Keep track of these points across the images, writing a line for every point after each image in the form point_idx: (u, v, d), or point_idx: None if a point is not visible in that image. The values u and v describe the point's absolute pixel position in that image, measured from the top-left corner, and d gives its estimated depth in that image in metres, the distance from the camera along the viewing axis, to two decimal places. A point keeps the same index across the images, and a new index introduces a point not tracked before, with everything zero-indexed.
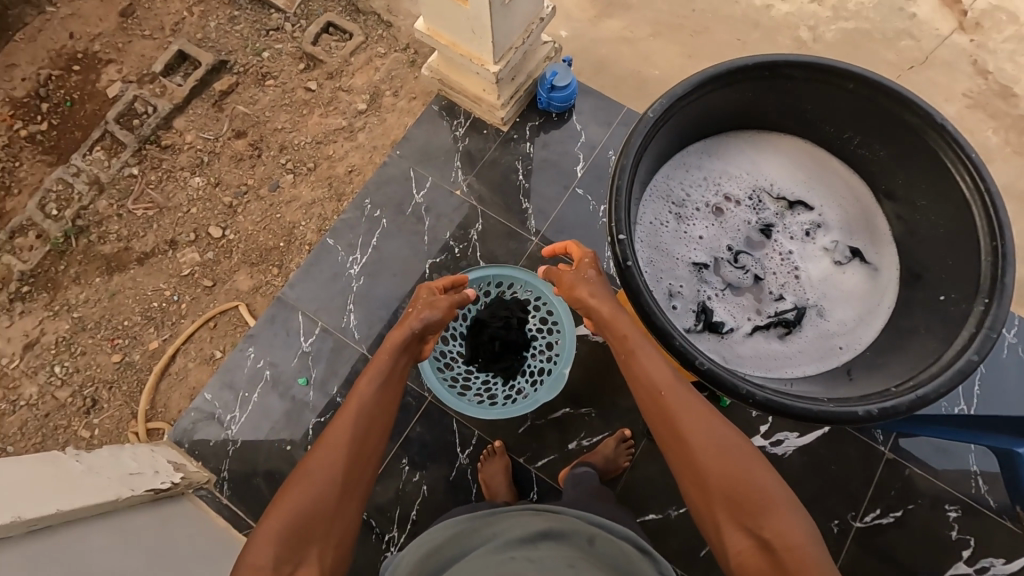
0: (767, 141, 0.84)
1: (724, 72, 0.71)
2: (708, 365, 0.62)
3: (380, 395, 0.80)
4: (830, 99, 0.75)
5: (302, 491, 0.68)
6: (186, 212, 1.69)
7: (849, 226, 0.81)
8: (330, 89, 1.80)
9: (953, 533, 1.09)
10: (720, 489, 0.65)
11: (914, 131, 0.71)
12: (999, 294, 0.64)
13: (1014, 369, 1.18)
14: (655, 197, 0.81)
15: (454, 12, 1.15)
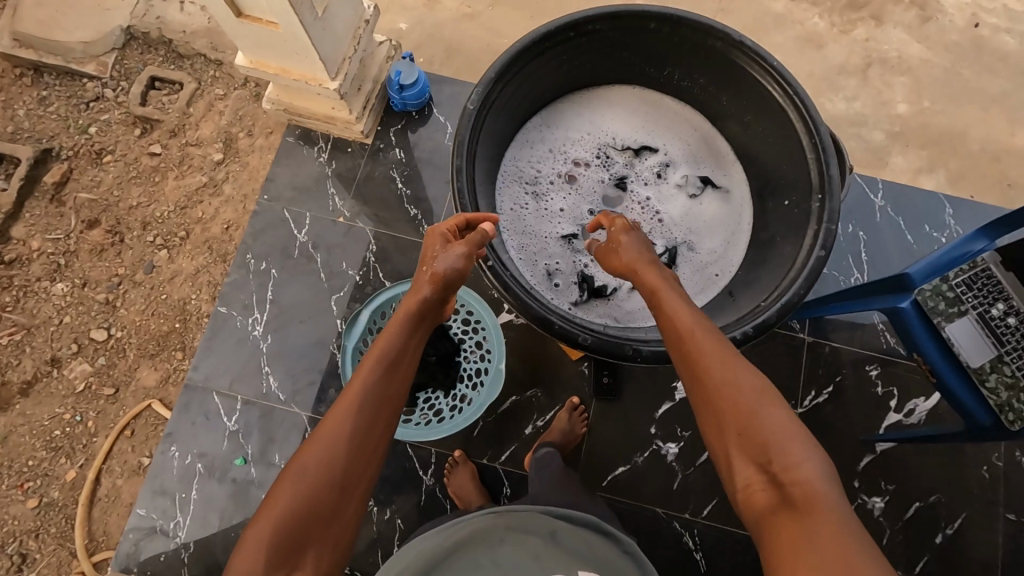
0: (601, 102, 0.97)
1: (530, 44, 0.77)
2: (589, 339, 0.74)
3: (389, 377, 0.63)
4: (642, 42, 0.85)
5: (295, 487, 0.56)
6: (59, 324, 1.53)
7: (690, 157, 0.95)
8: (178, 147, 1.65)
9: (878, 389, 1.20)
10: (732, 422, 0.57)
11: (722, 53, 0.81)
12: (829, 190, 0.74)
13: (888, 229, 1.30)
14: (514, 183, 0.94)
15: (269, 39, 1.06)
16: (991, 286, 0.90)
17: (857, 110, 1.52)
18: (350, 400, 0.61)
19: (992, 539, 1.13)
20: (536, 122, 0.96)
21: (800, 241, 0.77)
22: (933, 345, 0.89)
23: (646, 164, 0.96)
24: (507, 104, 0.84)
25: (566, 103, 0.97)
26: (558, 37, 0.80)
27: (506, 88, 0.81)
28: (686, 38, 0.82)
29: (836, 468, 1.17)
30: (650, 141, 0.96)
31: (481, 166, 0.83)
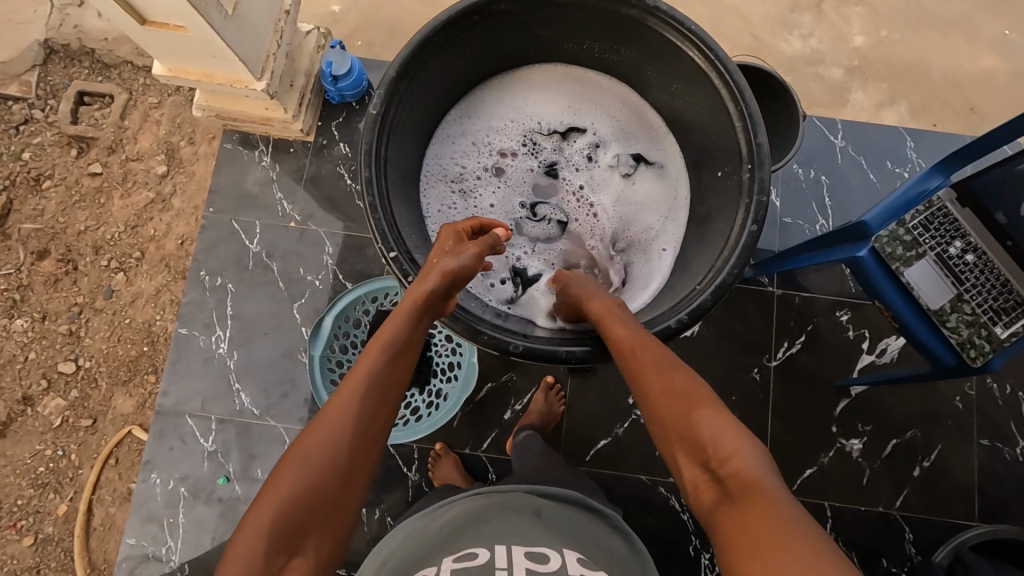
0: (523, 87, 0.96)
1: (430, 34, 0.75)
2: (521, 346, 0.73)
3: (390, 368, 0.62)
4: (555, 17, 0.83)
5: (296, 471, 0.54)
6: (25, 362, 1.48)
7: (619, 133, 0.95)
8: (119, 164, 1.53)
9: (850, 333, 1.20)
10: (672, 425, 0.59)
11: (637, 19, 0.79)
12: (758, 158, 0.74)
13: (851, 170, 1.27)
14: (439, 180, 0.93)
15: (182, 44, 1.00)
16: (947, 224, 0.89)
17: (814, 48, 1.43)
18: (356, 388, 0.59)
19: (966, 466, 1.16)
20: (456, 115, 0.94)
21: (733, 218, 0.77)
22: (891, 290, 0.89)
23: (576, 146, 0.95)
24: (419, 98, 0.82)
25: (485, 91, 0.95)
26: (462, 22, 0.78)
27: (414, 83, 0.79)
28: (598, 8, 0.80)
29: (814, 415, 1.17)
30: (577, 122, 0.95)
31: (394, 162, 0.80)
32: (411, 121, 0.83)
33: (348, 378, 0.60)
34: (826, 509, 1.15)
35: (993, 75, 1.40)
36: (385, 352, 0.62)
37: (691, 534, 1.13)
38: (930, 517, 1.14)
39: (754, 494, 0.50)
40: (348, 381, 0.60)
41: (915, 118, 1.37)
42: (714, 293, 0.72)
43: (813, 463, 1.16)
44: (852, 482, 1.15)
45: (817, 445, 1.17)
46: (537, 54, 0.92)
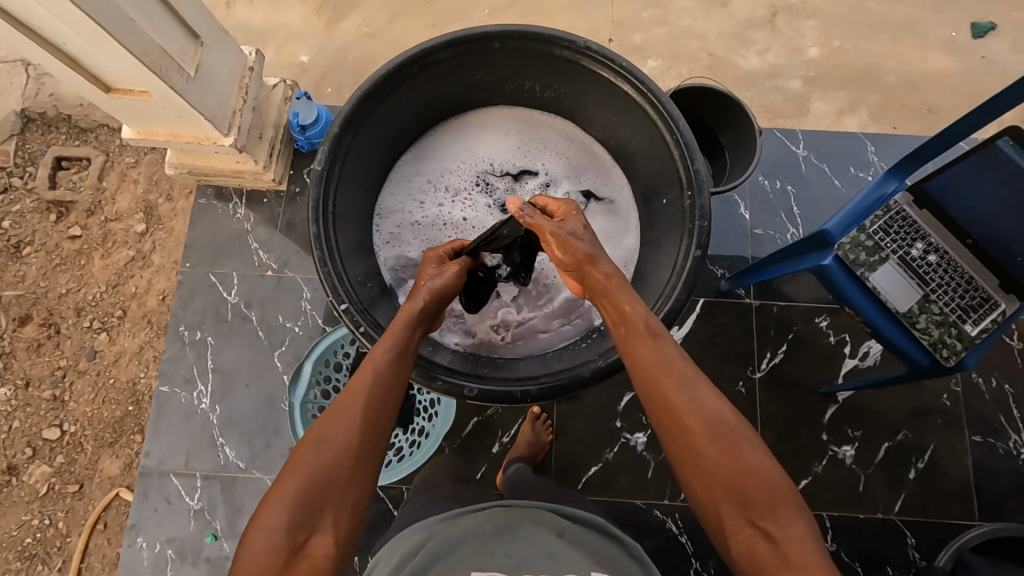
0: (473, 131, 0.99)
1: (370, 88, 0.79)
2: (475, 389, 0.76)
3: (398, 365, 0.69)
4: (492, 63, 0.87)
5: (317, 449, 0.60)
6: (9, 430, 1.43)
7: (570, 171, 0.98)
8: (99, 225, 1.51)
9: (831, 338, 1.20)
10: (721, 478, 0.58)
11: (569, 60, 0.84)
12: (697, 186, 0.78)
13: (815, 177, 1.30)
14: (393, 222, 0.96)
15: (147, 108, 1.02)
16: (907, 226, 0.91)
17: (770, 63, 1.46)
18: (365, 382, 0.66)
19: (961, 464, 1.14)
20: (410, 158, 0.98)
21: (678, 244, 0.80)
22: (856, 294, 0.89)
23: (528, 187, 0.97)
24: (365, 149, 0.86)
25: (438, 135, 0.99)
26: (402, 75, 0.81)
27: (359, 137, 0.83)
28: (533, 51, 0.84)
29: (802, 423, 1.17)
30: (529, 162, 0.98)
31: (344, 214, 0.84)
32: (360, 173, 0.87)
33: (360, 371, 0.68)
34: (825, 520, 1.13)
35: (944, 76, 1.43)
36: (393, 348, 0.70)
37: (690, 557, 1.11)
38: (930, 520, 1.12)
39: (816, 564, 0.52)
40: (361, 374, 0.67)
41: (873, 123, 1.41)
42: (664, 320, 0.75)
43: (807, 474, 1.14)
44: (849, 489, 1.14)
45: (809, 455, 1.15)
46: (483, 98, 0.96)
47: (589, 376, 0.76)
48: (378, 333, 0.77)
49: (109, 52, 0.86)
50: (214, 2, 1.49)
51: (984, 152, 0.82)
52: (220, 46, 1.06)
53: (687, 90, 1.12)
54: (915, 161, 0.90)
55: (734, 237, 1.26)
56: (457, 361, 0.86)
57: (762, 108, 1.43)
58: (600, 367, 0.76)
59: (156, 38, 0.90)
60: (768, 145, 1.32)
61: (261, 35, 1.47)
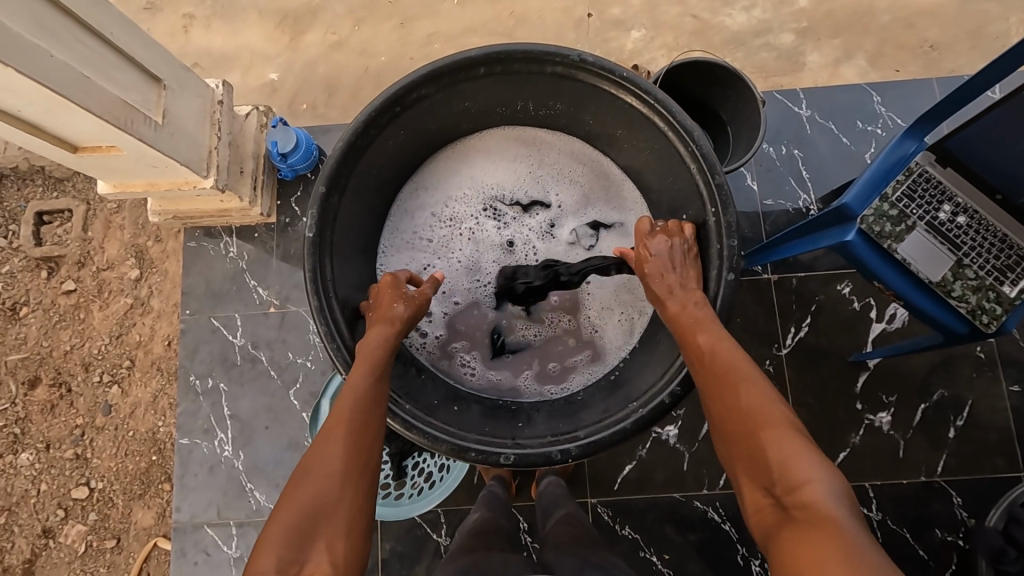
0: (478, 160, 0.96)
1: (353, 139, 0.78)
2: (512, 455, 0.74)
3: (374, 381, 0.71)
4: (482, 87, 0.84)
5: (305, 479, 0.62)
6: (38, 494, 1.35)
7: (581, 201, 0.96)
8: (92, 276, 1.40)
9: (856, 305, 1.15)
10: (739, 447, 0.62)
11: (562, 75, 0.81)
12: (720, 201, 0.76)
13: (822, 137, 1.23)
14: (398, 252, 0.95)
15: (120, 162, 0.97)
16: (931, 188, 0.90)
17: (758, 19, 1.37)
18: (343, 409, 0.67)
19: (1000, 415, 1.12)
20: (416, 184, 0.96)
21: (706, 264, 0.79)
22: (889, 272, 0.89)
23: (538, 218, 0.96)
24: (357, 203, 0.85)
25: (442, 164, 0.96)
26: (384, 116, 0.79)
27: (347, 193, 0.82)
28: (522, 71, 0.81)
29: (834, 395, 1.14)
30: (539, 193, 0.96)
31: (344, 273, 0.83)
32: (353, 226, 0.86)
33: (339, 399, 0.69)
34: (868, 490, 1.11)
35: (944, 8, 1.35)
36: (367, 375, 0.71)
37: (736, 543, 1.09)
38: (974, 477, 1.10)
39: (822, 523, 0.51)
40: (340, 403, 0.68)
41: (875, 68, 1.33)
42: None
43: (845, 446, 1.12)
44: (889, 456, 1.12)
45: (845, 427, 1.13)
46: (471, 125, 0.93)
47: (628, 428, 0.74)
48: (398, 406, 0.77)
49: (68, 114, 0.81)
50: (171, 29, 1.42)
51: (1011, 103, 0.80)
52: (183, 86, 1.00)
53: (683, 65, 1.06)
54: (933, 119, 0.87)
55: (745, 212, 1.20)
56: (487, 421, 0.83)
57: (756, 68, 1.35)
58: (640, 417, 0.75)
59: (114, 90, 0.85)
60: (768, 110, 1.25)
61: (225, 58, 1.40)
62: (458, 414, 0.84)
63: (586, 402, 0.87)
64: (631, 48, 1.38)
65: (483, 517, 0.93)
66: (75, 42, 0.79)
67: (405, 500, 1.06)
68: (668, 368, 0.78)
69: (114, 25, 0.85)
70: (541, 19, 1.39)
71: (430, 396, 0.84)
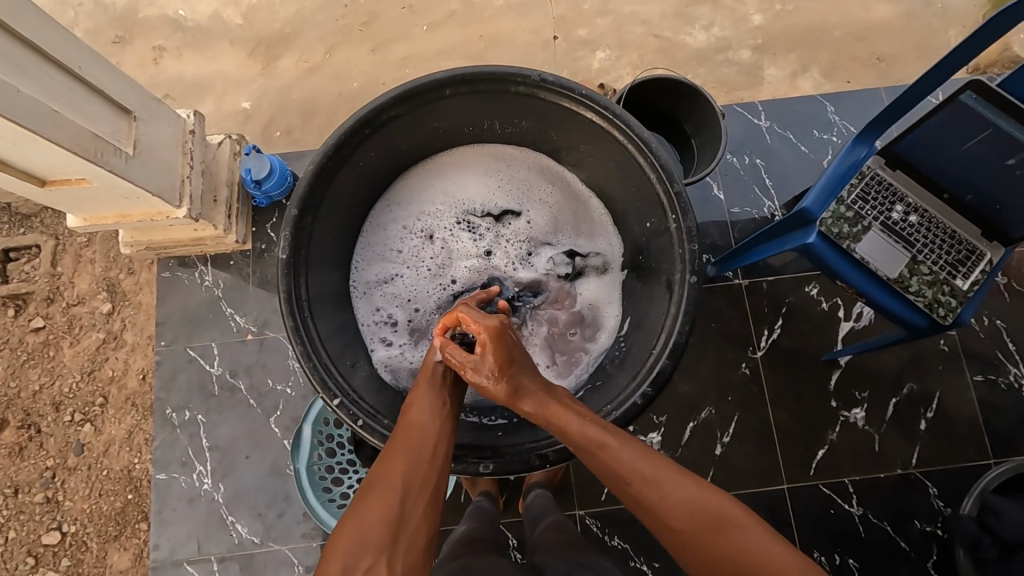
0: (453, 172, 0.98)
1: (323, 162, 0.79)
2: (492, 465, 0.76)
3: (439, 399, 0.72)
4: (448, 108, 0.86)
5: (368, 491, 0.62)
6: (6, 543, 1.30)
7: (552, 212, 0.98)
8: (62, 311, 1.37)
9: (825, 305, 1.19)
10: (716, 559, 0.59)
11: (523, 94, 0.84)
12: (681, 208, 0.78)
13: (783, 147, 1.29)
14: (371, 262, 0.96)
15: (90, 194, 0.96)
16: (883, 190, 0.95)
17: (717, 37, 1.44)
18: (410, 428, 0.68)
19: (967, 405, 1.16)
20: (393, 196, 0.97)
21: (673, 270, 0.81)
22: (850, 270, 0.93)
23: (511, 227, 0.98)
24: (330, 223, 0.86)
25: (419, 176, 0.98)
26: (354, 138, 0.81)
27: (321, 215, 0.83)
28: (486, 91, 0.84)
29: (809, 394, 1.17)
30: (512, 204, 0.98)
31: (319, 294, 0.84)
32: (328, 247, 0.87)
33: (406, 417, 0.70)
34: (848, 486, 1.13)
35: (888, 23, 1.43)
36: (433, 390, 0.73)
37: None
38: (948, 467, 1.14)
39: None
40: (408, 419, 0.69)
41: (828, 80, 1.40)
42: (670, 356, 0.76)
43: (823, 444, 1.15)
44: (865, 450, 1.15)
45: (822, 424, 1.15)
46: (443, 144, 0.95)
47: None
48: (377, 422, 0.76)
49: (36, 147, 0.81)
50: (141, 62, 1.42)
51: (949, 109, 0.84)
52: (155, 117, 1.00)
53: (646, 81, 1.10)
54: (881, 125, 0.92)
55: (713, 220, 1.24)
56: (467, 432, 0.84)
57: (717, 83, 1.41)
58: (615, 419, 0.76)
59: (84, 123, 0.85)
60: (730, 122, 1.30)
61: (197, 89, 1.41)
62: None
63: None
64: (598, 67, 1.43)
65: (470, 532, 0.92)
66: (44, 77, 0.79)
67: None
68: (639, 372, 0.80)
69: (83, 59, 0.85)
70: (509, 43, 1.44)
71: None
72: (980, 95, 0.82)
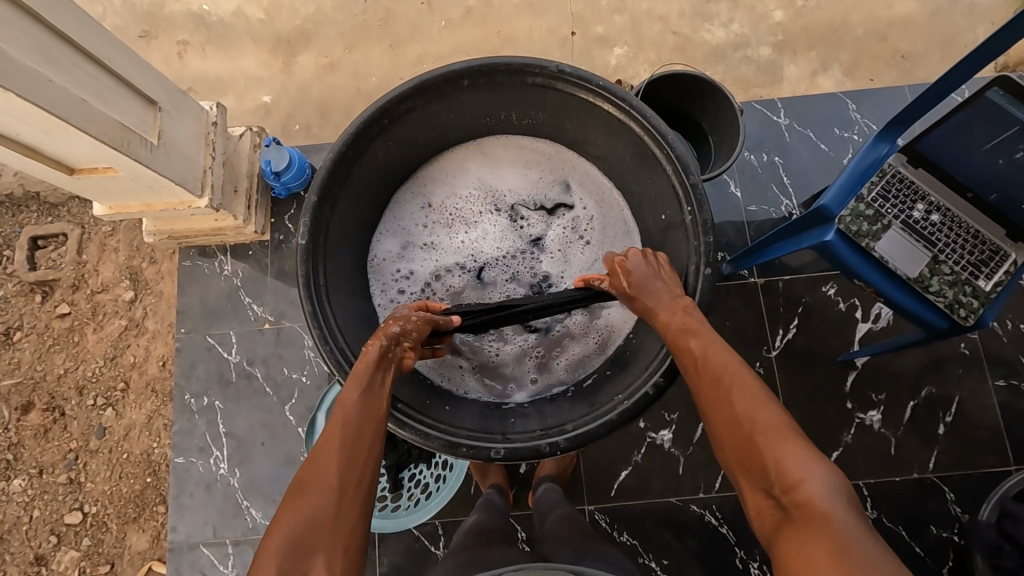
0: (516, 152, 0.99)
1: (341, 152, 0.80)
2: (501, 450, 0.75)
3: (370, 394, 0.71)
4: (468, 98, 0.86)
5: (300, 495, 0.60)
6: (30, 522, 1.34)
7: (599, 215, 0.98)
8: (87, 299, 1.41)
9: (841, 305, 1.18)
10: (736, 449, 0.62)
11: (541, 85, 0.84)
12: (697, 201, 0.78)
13: (801, 145, 1.27)
14: (414, 216, 0.99)
15: (115, 182, 0.98)
16: (905, 188, 0.94)
17: (736, 34, 1.42)
18: (339, 423, 0.67)
19: (988, 411, 1.14)
20: (457, 160, 0.99)
21: (687, 262, 0.81)
22: (870, 269, 0.91)
23: (561, 221, 0.99)
24: (347, 213, 0.87)
25: (490, 150, 0.99)
26: (372, 129, 0.82)
27: (339, 203, 0.84)
28: (505, 84, 0.84)
29: (825, 395, 1.15)
30: (565, 197, 0.99)
31: (336, 282, 0.85)
32: (346, 237, 0.88)
33: (334, 413, 0.69)
34: (862, 489, 1.12)
35: (913, 20, 1.40)
36: (363, 385, 0.71)
37: (734, 546, 1.09)
38: (967, 472, 1.11)
39: (820, 526, 0.52)
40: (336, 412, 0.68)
41: (850, 79, 1.38)
42: None
43: (838, 445, 1.13)
44: (881, 454, 1.13)
45: (837, 426, 1.14)
46: (458, 137, 0.96)
47: (615, 420, 0.76)
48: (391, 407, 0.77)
49: (66, 137, 0.83)
50: (166, 57, 1.45)
51: (974, 105, 0.83)
52: (180, 110, 1.03)
53: (663, 77, 1.10)
54: (904, 122, 0.91)
55: (729, 218, 1.23)
56: (477, 419, 0.84)
57: (735, 81, 1.40)
58: (627, 408, 0.76)
59: (112, 114, 0.87)
60: (748, 120, 1.29)
61: (219, 83, 1.44)
62: (450, 412, 0.85)
63: (578, 397, 0.88)
64: (615, 64, 1.43)
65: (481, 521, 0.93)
66: (76, 69, 0.82)
67: (401, 512, 1.06)
68: (650, 363, 0.80)
69: (112, 52, 0.88)
70: (525, 40, 1.44)
71: (424, 397, 0.86)
72: (1006, 91, 0.81)
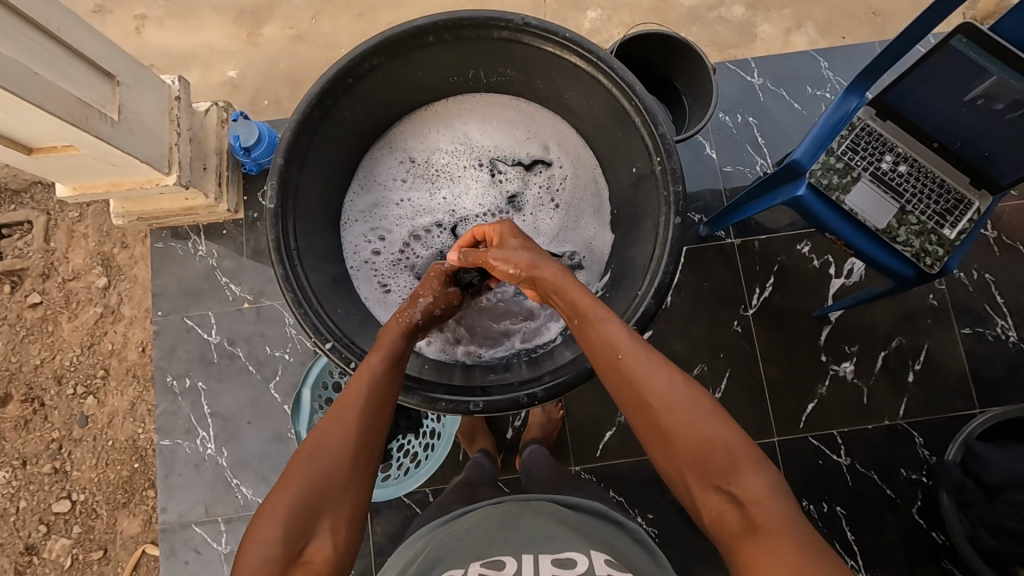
0: (490, 108, 0.98)
1: (305, 114, 0.79)
2: (480, 404, 0.77)
3: (389, 368, 0.69)
4: (434, 54, 0.85)
5: (312, 460, 0.59)
6: (17, 512, 1.33)
7: (576, 173, 0.98)
8: (59, 287, 1.38)
9: (816, 262, 1.20)
10: (684, 449, 0.57)
11: (507, 39, 0.83)
12: (665, 151, 0.78)
13: (775, 104, 1.28)
14: (388, 173, 0.98)
15: (77, 161, 0.95)
16: (874, 141, 0.95)
17: None
18: (355, 394, 0.64)
19: (955, 358, 1.18)
20: (431, 117, 0.98)
21: (658, 214, 0.81)
22: (839, 222, 0.93)
23: (538, 178, 0.98)
24: (317, 177, 0.86)
25: (465, 107, 0.98)
26: (337, 89, 0.80)
27: (306, 167, 0.83)
28: (470, 39, 0.83)
29: (800, 349, 1.18)
30: (542, 153, 0.98)
31: (309, 246, 0.84)
32: (316, 201, 0.87)
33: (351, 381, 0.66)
34: (837, 437, 1.16)
35: None
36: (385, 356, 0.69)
37: None
38: (934, 416, 1.16)
39: (780, 528, 0.51)
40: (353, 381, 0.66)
41: (823, 36, 1.38)
42: (655, 295, 0.76)
43: (813, 397, 1.17)
44: (854, 403, 1.17)
45: (812, 379, 1.18)
46: (426, 96, 0.95)
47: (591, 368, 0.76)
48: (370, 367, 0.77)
49: (20, 113, 0.80)
50: (123, 31, 1.39)
51: (940, 53, 0.84)
52: (140, 83, 0.99)
53: (636, 37, 1.09)
54: (872, 72, 0.92)
55: (705, 180, 1.24)
56: (456, 376, 0.86)
57: (710, 42, 1.39)
58: None
59: (68, 88, 0.84)
60: (723, 80, 1.29)
61: (182, 58, 1.39)
62: (429, 370, 0.86)
63: (555, 349, 0.88)
64: (589, 27, 1.40)
65: (469, 482, 0.94)
66: (25, 40, 0.78)
67: (391, 481, 1.07)
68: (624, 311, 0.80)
69: (62, 21, 0.84)
70: (498, 4, 1.41)
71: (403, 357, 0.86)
72: (971, 39, 0.81)
